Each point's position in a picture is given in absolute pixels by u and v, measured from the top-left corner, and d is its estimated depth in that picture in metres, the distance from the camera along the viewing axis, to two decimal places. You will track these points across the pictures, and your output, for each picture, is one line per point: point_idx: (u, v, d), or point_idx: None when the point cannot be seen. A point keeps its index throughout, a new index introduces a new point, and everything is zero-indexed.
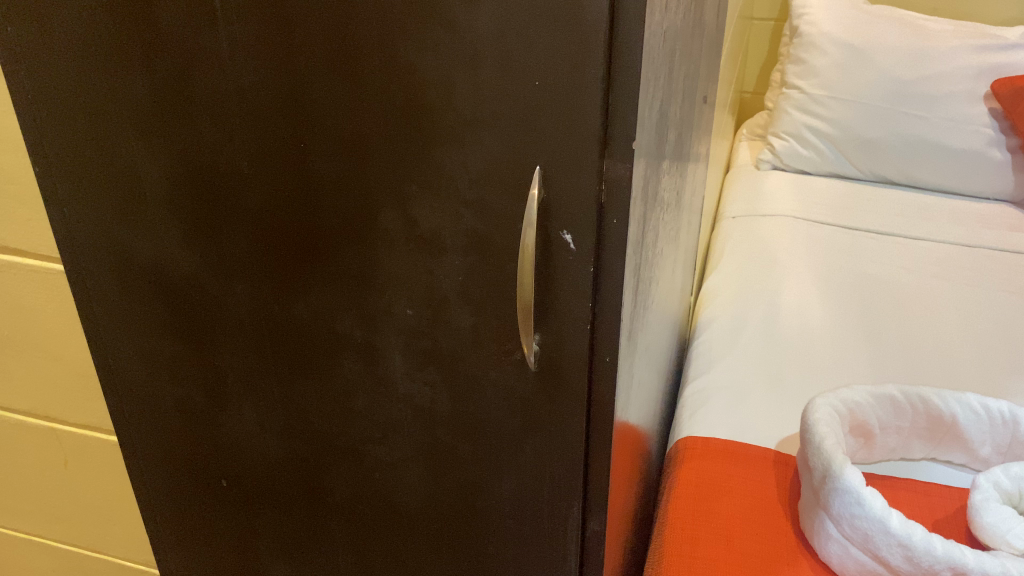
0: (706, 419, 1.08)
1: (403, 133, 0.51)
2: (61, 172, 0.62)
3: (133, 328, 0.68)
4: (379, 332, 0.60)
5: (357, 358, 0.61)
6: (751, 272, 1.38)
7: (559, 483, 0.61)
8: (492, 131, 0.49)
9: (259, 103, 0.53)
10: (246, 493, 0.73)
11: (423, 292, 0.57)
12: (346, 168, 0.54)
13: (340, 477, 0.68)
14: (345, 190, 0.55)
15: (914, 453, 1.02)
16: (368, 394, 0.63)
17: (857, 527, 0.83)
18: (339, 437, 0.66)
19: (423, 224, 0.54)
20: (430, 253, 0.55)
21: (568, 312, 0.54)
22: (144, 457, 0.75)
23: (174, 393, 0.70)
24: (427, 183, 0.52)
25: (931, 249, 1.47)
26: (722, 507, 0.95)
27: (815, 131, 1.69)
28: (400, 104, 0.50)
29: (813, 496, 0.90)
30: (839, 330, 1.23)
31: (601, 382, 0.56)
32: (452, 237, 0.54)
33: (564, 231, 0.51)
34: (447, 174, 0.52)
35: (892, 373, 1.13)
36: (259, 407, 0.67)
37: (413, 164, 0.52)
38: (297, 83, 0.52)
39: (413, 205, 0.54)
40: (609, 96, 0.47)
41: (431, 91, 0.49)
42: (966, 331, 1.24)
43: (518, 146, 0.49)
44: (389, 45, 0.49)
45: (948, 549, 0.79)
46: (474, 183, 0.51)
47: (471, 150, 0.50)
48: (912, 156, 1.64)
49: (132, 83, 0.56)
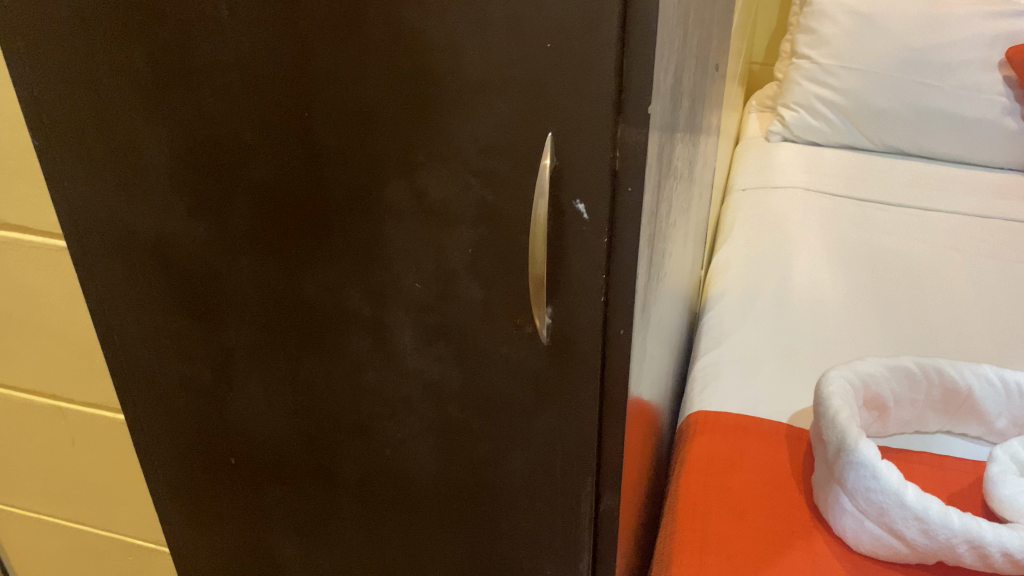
0: (718, 394, 1.07)
1: (409, 102, 0.50)
2: (61, 145, 0.60)
3: (139, 304, 0.67)
4: (387, 307, 0.58)
5: (365, 334, 0.60)
6: (762, 245, 1.36)
7: (572, 458, 0.60)
8: (501, 96, 0.48)
9: (261, 73, 0.52)
10: (255, 471, 0.72)
11: (432, 266, 0.55)
12: (352, 137, 0.52)
13: (350, 454, 0.67)
14: (350, 161, 0.53)
15: (929, 426, 1.01)
16: (376, 370, 0.62)
17: (872, 500, 0.82)
18: (347, 414, 0.65)
19: (431, 195, 0.53)
20: (438, 226, 0.54)
21: (581, 284, 0.52)
22: (152, 436, 0.74)
23: (181, 371, 0.69)
24: (435, 152, 0.51)
25: (944, 220, 1.45)
26: (734, 482, 0.94)
27: (825, 101, 1.66)
28: (406, 71, 0.49)
29: (827, 469, 0.89)
30: (852, 304, 1.22)
31: (616, 356, 0.55)
32: (461, 208, 0.52)
33: (576, 200, 0.50)
34: (455, 143, 0.50)
35: (907, 346, 1.12)
36: (266, 383, 0.66)
37: (420, 133, 0.51)
38: (299, 50, 0.50)
39: (421, 176, 0.52)
40: (624, 58, 0.45)
41: (438, 56, 0.48)
42: (981, 303, 1.22)
43: (528, 112, 0.47)
44: (394, 8, 0.47)
45: (965, 522, 0.79)
46: (483, 151, 0.50)
47: (480, 117, 0.49)
48: (925, 127, 1.61)
49: (130, 53, 0.54)
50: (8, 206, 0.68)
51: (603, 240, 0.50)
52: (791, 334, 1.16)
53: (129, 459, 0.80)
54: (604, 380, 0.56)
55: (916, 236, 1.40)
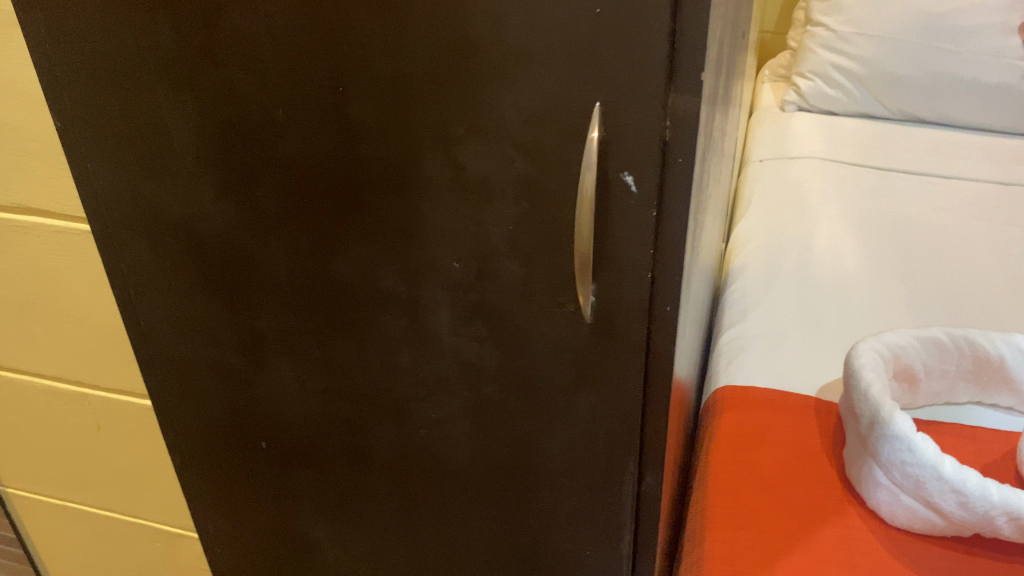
0: (743, 367, 1.06)
1: (449, 74, 0.48)
2: (83, 126, 0.59)
3: (166, 287, 0.65)
4: (424, 286, 0.57)
5: (400, 315, 0.59)
6: (782, 216, 1.35)
7: (614, 438, 0.58)
8: (546, 66, 0.46)
9: (293, 46, 0.50)
10: (286, 455, 0.71)
11: (470, 244, 0.54)
12: (389, 113, 0.51)
13: (384, 436, 0.66)
14: (387, 138, 0.52)
15: (959, 398, 1.00)
16: (413, 351, 0.60)
17: (908, 474, 0.81)
18: (382, 396, 0.64)
19: (470, 170, 0.51)
20: (478, 202, 0.52)
21: (627, 260, 0.51)
22: (180, 421, 0.73)
23: (209, 356, 0.68)
24: (475, 126, 0.49)
25: (965, 187, 1.42)
26: (764, 458, 0.93)
27: (841, 69, 1.63)
28: (445, 42, 0.47)
29: (859, 443, 0.87)
30: (875, 275, 1.21)
31: (662, 333, 0.54)
32: (502, 183, 0.51)
33: (624, 172, 0.48)
34: (495, 116, 0.48)
35: (933, 317, 1.11)
36: (298, 366, 0.65)
37: (459, 106, 0.49)
38: (333, 22, 0.48)
39: (460, 150, 0.50)
40: (676, 23, 0.43)
41: (478, 26, 0.46)
42: (1006, 272, 1.20)
43: (575, 82, 0.46)
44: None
45: (1003, 494, 0.77)
46: (526, 123, 0.48)
47: (523, 87, 0.47)
48: (943, 93, 1.59)
49: (155, 29, 0.52)
50: (27, 190, 0.66)
51: (652, 214, 0.49)
52: (817, 308, 1.15)
53: (155, 444, 0.79)
54: (650, 357, 0.55)
55: (938, 205, 1.37)
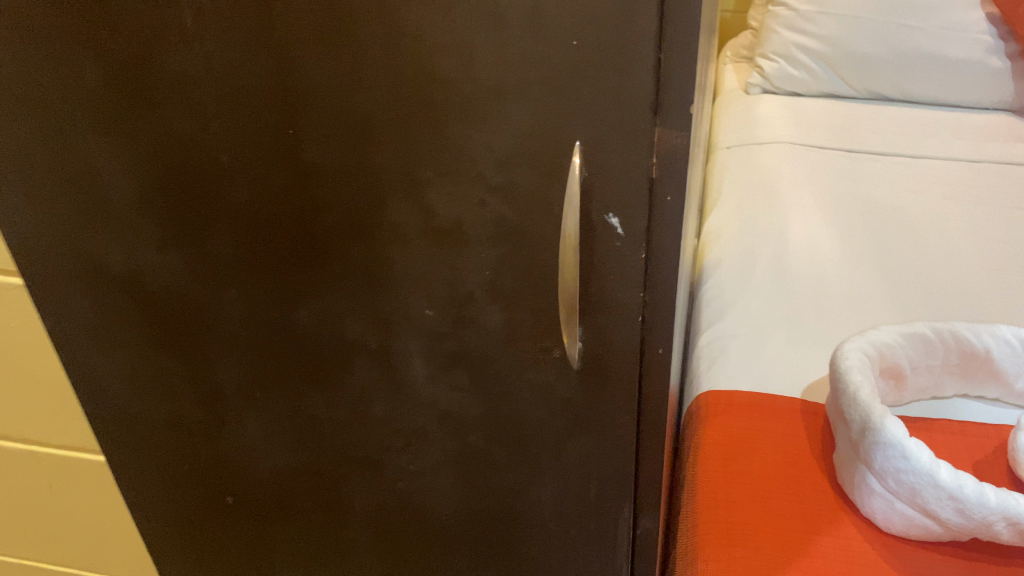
0: (725, 369, 1.03)
1: (414, 112, 0.43)
2: (7, 177, 0.53)
3: (113, 343, 0.60)
4: (396, 335, 0.53)
5: (372, 365, 0.55)
6: (754, 206, 1.31)
7: (607, 484, 0.55)
8: (520, 102, 0.41)
9: (237, 86, 0.45)
10: (256, 509, 0.66)
11: (445, 291, 0.50)
12: (347, 155, 0.46)
13: (359, 489, 0.62)
14: (347, 180, 0.47)
15: (945, 391, 0.98)
16: (387, 401, 0.56)
17: (902, 481, 0.78)
18: (356, 448, 0.60)
19: (441, 213, 0.46)
20: (451, 246, 0.48)
21: (616, 303, 0.47)
22: (140, 478, 0.68)
23: (166, 410, 0.63)
24: (444, 167, 0.45)
25: (936, 165, 1.39)
26: (754, 467, 0.90)
27: (805, 49, 1.60)
28: (408, 76, 0.42)
29: (851, 449, 0.85)
30: (853, 261, 1.18)
31: (656, 374, 0.50)
32: (476, 226, 0.46)
33: (609, 214, 0.44)
34: (467, 155, 0.44)
35: (914, 306, 1.08)
36: (264, 419, 0.61)
37: (427, 146, 0.44)
38: (280, 57, 0.44)
39: (429, 193, 0.46)
40: (662, 51, 0.39)
41: (445, 60, 0.41)
42: (984, 253, 1.17)
43: (553, 118, 0.41)
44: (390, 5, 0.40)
45: (1001, 498, 0.75)
46: (500, 163, 0.44)
47: (495, 127, 0.43)
48: (908, 70, 1.56)
49: (81, 72, 0.47)
50: None
51: (642, 255, 0.45)
52: (795, 300, 1.11)
53: (114, 498, 0.74)
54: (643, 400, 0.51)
55: (911, 186, 1.34)
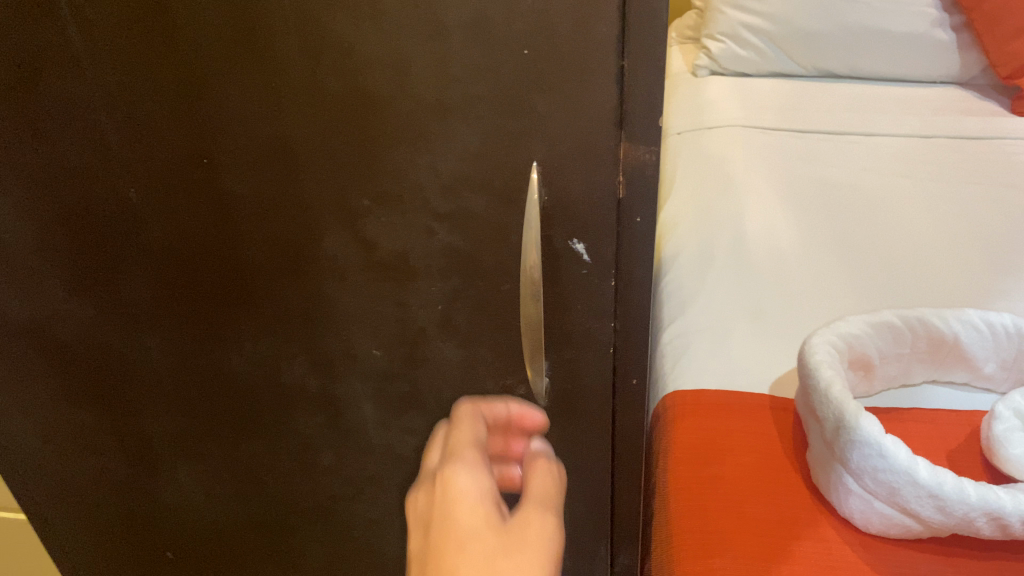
0: (691, 369, 0.97)
1: (343, 140, 0.40)
2: None
3: (23, 399, 0.56)
4: (341, 381, 0.52)
5: (315, 407, 0.54)
6: (707, 193, 1.27)
7: (585, 509, 0.53)
8: (468, 122, 0.38)
9: (144, 122, 0.43)
10: (199, 561, 0.65)
11: (394, 332, 0.48)
12: (268, 190, 0.44)
13: (310, 534, 0.62)
14: (270, 207, 0.44)
15: (914, 378, 0.93)
16: (333, 447, 0.56)
17: (880, 481, 0.72)
18: (306, 494, 0.59)
19: (382, 246, 0.44)
20: (397, 278, 0.45)
21: (585, 333, 0.44)
22: (64, 545, 0.65)
23: (89, 452, 0.59)
24: (385, 194, 0.42)
25: (888, 143, 1.37)
26: (727, 470, 0.85)
27: (751, 28, 1.57)
28: (337, 93, 0.39)
29: (825, 448, 0.79)
30: (812, 245, 1.13)
31: (627, 398, 0.47)
32: (425, 257, 0.44)
33: (573, 239, 0.40)
34: (411, 179, 0.41)
35: (878, 292, 1.03)
36: (201, 465, 0.59)
37: (357, 173, 0.41)
38: (184, 83, 0.41)
39: (365, 222, 0.43)
40: (623, 59, 0.35)
41: (377, 77, 0.38)
42: (943, 231, 1.14)
43: (505, 142, 0.38)
44: (307, 9, 0.37)
45: (982, 494, 0.69)
46: (447, 190, 0.40)
47: (442, 147, 0.39)
48: (855, 46, 1.53)
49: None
50: None
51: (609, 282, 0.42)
52: (758, 289, 1.06)
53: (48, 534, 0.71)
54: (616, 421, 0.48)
55: (865, 166, 1.31)
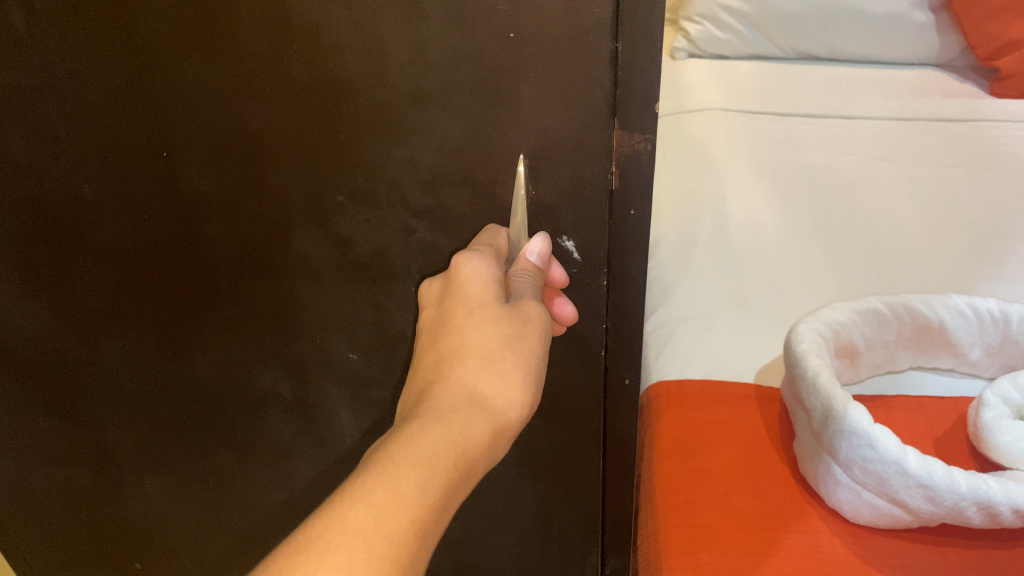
0: (675, 359, 0.93)
1: (316, 142, 0.47)
2: None
3: (16, 364, 0.63)
4: (312, 374, 0.61)
5: (288, 385, 0.62)
6: (687, 176, 1.25)
7: None
8: (447, 112, 0.43)
9: (122, 120, 0.48)
10: (176, 521, 0.75)
11: (368, 331, 0.57)
12: (241, 184, 0.50)
13: (275, 499, 0.71)
14: (251, 191, 0.50)
15: (900, 365, 0.87)
16: (302, 422, 0.65)
17: (868, 471, 0.68)
18: (272, 462, 0.69)
19: (357, 244, 0.52)
20: (370, 280, 0.54)
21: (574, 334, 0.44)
22: (56, 503, 0.74)
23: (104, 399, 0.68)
24: (359, 192, 0.49)
25: (867, 126, 1.36)
26: (713, 461, 0.80)
27: (729, 9, 1.55)
28: (307, 88, 0.44)
29: (813, 439, 0.75)
30: (793, 230, 1.11)
31: None
32: (399, 253, 0.51)
33: (563, 236, 0.48)
34: (385, 177, 0.47)
35: (861, 278, 1.01)
36: (174, 432, 0.67)
37: (325, 176, 0.48)
38: (156, 77, 0.46)
39: (338, 222, 0.51)
40: None
41: (346, 54, 0.42)
42: (923, 215, 1.13)
43: (479, 135, 0.44)
44: (276, 4, 0.41)
45: (972, 483, 0.66)
46: (426, 183, 0.47)
47: (419, 142, 0.45)
48: (834, 26, 1.50)
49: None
50: None
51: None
52: (743, 276, 1.02)
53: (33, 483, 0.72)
54: None
55: (844, 149, 1.30)
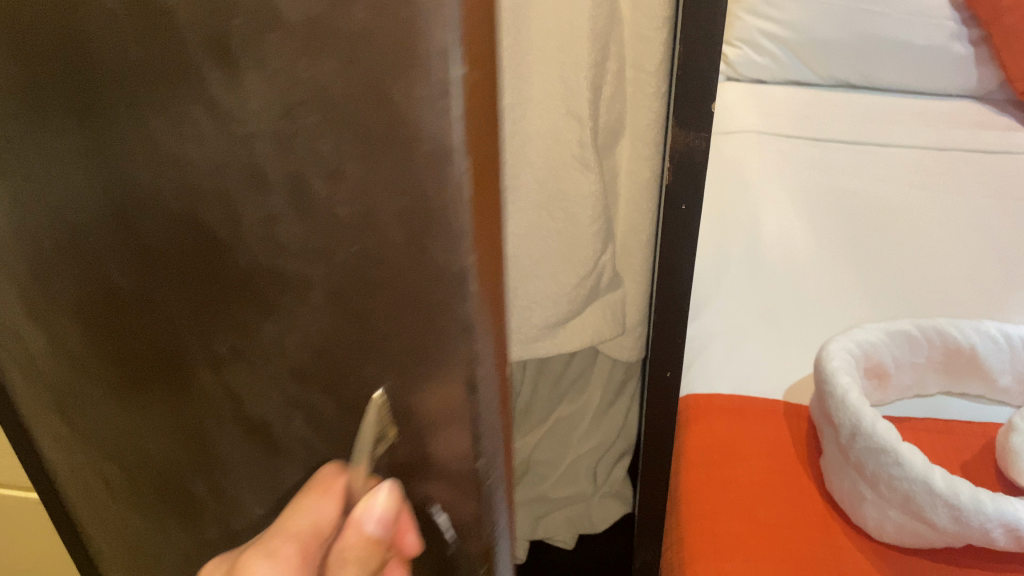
0: (704, 372, 0.92)
1: (197, 254, 0.33)
2: None
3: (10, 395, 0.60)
4: (238, 521, 0.47)
5: (216, 533, 0.50)
6: (723, 195, 1.26)
7: None
8: (307, 306, 0.30)
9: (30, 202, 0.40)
10: None
11: (271, 493, 0.42)
12: (141, 299, 0.38)
13: None
14: (139, 257, 0.36)
15: (928, 389, 0.86)
16: None
17: (893, 488, 0.64)
18: None
19: (250, 405, 0.37)
20: (269, 447, 0.39)
21: None
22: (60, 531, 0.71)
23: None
24: (245, 327, 0.33)
25: (901, 155, 1.36)
26: (739, 473, 0.78)
27: (769, 36, 1.57)
28: (180, 203, 0.31)
29: (840, 454, 0.71)
30: (826, 251, 1.11)
31: None
32: (292, 437, 0.37)
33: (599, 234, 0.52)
34: (267, 338, 0.33)
35: (891, 300, 1.01)
36: (129, 522, 0.60)
37: (219, 310, 0.34)
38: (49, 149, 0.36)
39: (233, 369, 0.37)
40: None
41: (213, 198, 0.30)
42: (954, 244, 1.13)
43: (344, 350, 0.30)
44: (136, 83, 0.29)
45: (1000, 504, 0.62)
46: (296, 374, 0.33)
47: (299, 330, 0.31)
48: (873, 55, 1.51)
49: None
50: None
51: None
52: (771, 295, 1.03)
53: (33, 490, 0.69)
54: None
55: (878, 177, 1.30)
